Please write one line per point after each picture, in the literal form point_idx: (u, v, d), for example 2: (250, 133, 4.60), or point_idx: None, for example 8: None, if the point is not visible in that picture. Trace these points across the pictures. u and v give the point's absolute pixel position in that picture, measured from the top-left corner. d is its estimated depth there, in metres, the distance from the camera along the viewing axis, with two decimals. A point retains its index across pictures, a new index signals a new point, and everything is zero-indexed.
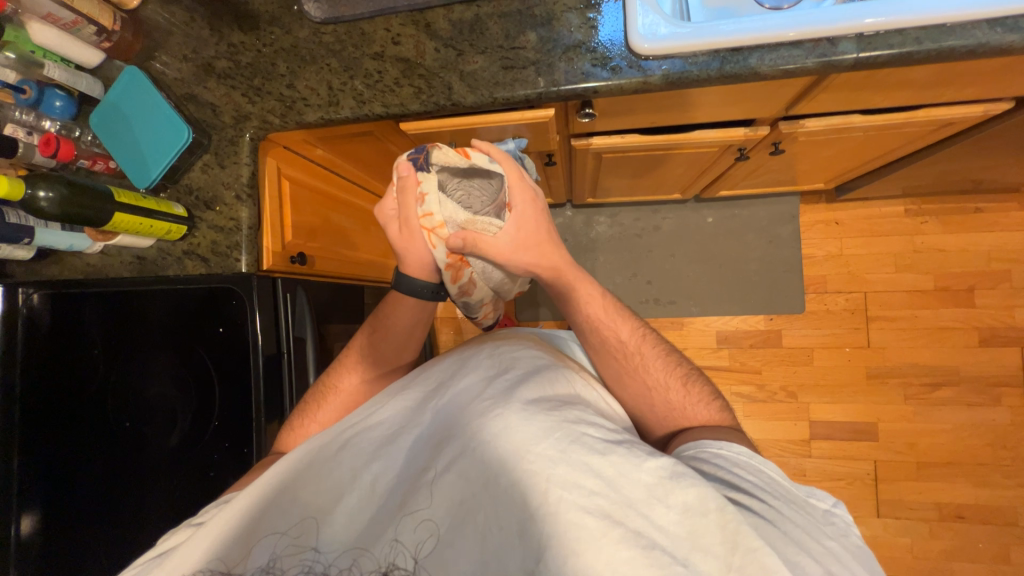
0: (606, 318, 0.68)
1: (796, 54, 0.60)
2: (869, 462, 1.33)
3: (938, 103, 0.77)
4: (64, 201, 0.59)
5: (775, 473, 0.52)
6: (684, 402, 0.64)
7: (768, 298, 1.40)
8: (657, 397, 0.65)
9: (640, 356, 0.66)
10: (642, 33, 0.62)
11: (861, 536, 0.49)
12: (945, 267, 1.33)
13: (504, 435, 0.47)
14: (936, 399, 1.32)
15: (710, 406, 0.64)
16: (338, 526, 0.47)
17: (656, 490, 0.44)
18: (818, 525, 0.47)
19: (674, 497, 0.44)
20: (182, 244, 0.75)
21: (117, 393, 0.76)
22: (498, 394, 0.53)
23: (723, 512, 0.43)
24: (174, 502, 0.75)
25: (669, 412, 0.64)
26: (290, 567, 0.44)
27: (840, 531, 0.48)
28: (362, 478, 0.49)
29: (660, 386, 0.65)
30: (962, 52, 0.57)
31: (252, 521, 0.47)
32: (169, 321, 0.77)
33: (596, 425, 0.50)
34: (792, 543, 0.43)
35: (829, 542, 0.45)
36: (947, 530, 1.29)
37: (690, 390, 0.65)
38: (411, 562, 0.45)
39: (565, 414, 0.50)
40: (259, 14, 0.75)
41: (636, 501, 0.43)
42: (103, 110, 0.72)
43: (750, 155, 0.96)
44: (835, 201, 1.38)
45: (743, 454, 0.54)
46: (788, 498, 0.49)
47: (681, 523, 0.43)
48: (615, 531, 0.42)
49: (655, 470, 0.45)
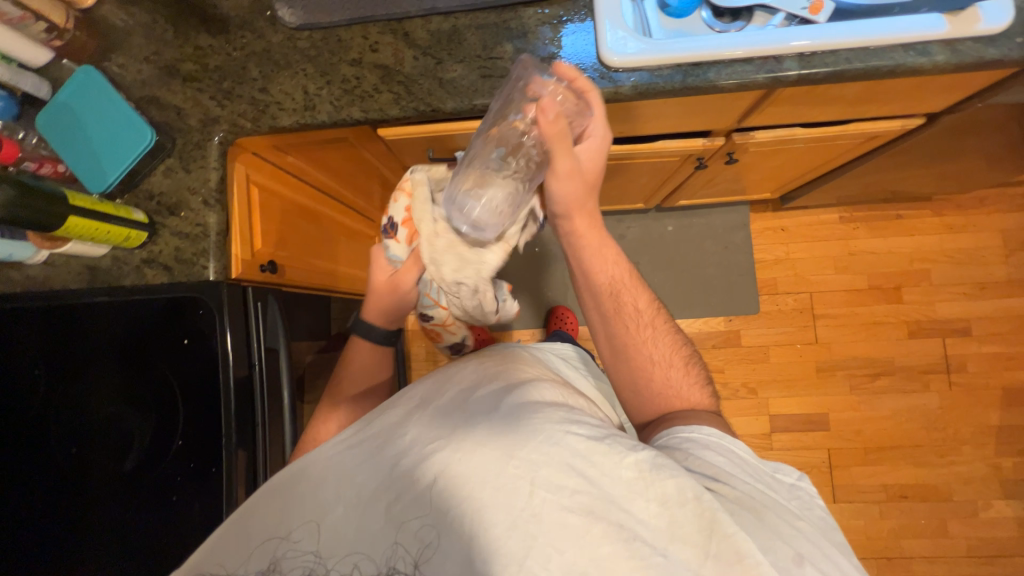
0: (626, 287, 0.69)
1: (747, 70, 0.66)
2: (823, 451, 1.42)
3: (864, 118, 0.87)
4: (13, 202, 0.54)
5: (742, 451, 0.55)
6: (682, 383, 0.67)
7: (727, 300, 1.48)
8: (659, 374, 0.67)
9: (651, 330, 0.68)
10: (611, 47, 0.66)
11: (824, 507, 0.53)
12: (876, 268, 1.48)
13: (487, 441, 0.47)
14: (876, 388, 1.44)
15: (702, 390, 0.67)
16: (333, 533, 0.46)
17: (636, 485, 0.45)
18: (788, 504, 0.50)
19: (652, 489, 0.45)
20: (140, 252, 0.71)
21: (58, 419, 0.69)
22: (483, 402, 0.52)
23: (700, 502, 0.44)
24: (129, 534, 0.68)
25: (666, 389, 0.66)
26: (291, 568, 0.45)
27: (805, 505, 0.52)
28: (348, 491, 0.48)
29: (663, 364, 0.67)
30: (884, 71, 0.66)
31: (244, 532, 0.47)
32: (123, 335, 0.71)
33: (580, 423, 0.49)
34: (768, 530, 0.46)
35: (799, 522, 0.48)
36: (894, 509, 1.39)
37: (688, 372, 0.68)
38: (412, 567, 0.44)
39: (549, 416, 0.49)
40: (228, 18, 0.74)
41: (617, 497, 0.45)
42: (52, 111, 0.67)
43: (708, 165, 1.04)
44: (780, 209, 1.50)
45: (713, 435, 0.57)
46: (757, 479, 0.52)
47: (661, 514, 0.44)
48: (596, 527, 0.43)
49: (635, 464, 0.46)
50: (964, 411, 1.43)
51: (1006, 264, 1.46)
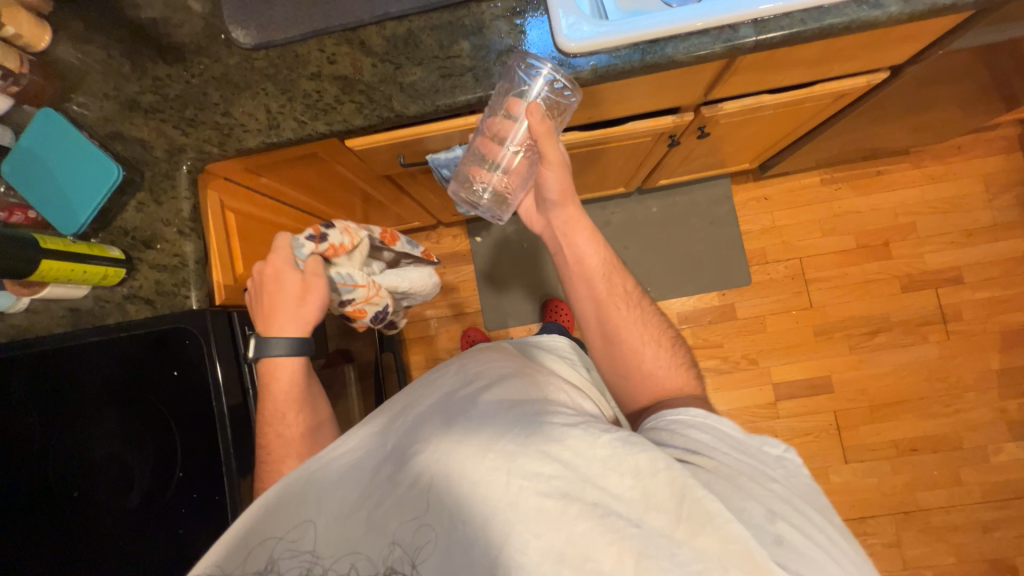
0: (614, 270, 0.71)
1: (704, 41, 0.66)
2: (830, 414, 1.42)
3: (830, 77, 0.87)
4: None
5: (730, 429, 0.55)
6: (669, 362, 0.68)
7: (718, 275, 1.49)
8: (648, 353, 0.68)
9: (639, 311, 0.70)
10: (567, 33, 0.66)
11: (810, 474, 0.53)
12: (863, 227, 1.48)
13: (465, 439, 0.47)
14: (876, 345, 1.45)
15: (687, 371, 0.68)
16: (326, 539, 0.46)
17: (610, 462, 0.45)
18: (766, 469, 0.51)
19: (626, 464, 0.45)
20: (121, 288, 0.72)
21: (55, 464, 0.69)
22: (461, 399, 0.52)
23: (671, 470, 0.45)
24: (137, 571, 0.68)
25: (656, 367, 0.67)
26: (289, 568, 0.46)
27: (790, 473, 0.52)
28: (333, 502, 0.48)
29: (651, 343, 0.68)
30: (840, 28, 0.66)
31: (231, 556, 0.45)
32: (113, 373, 0.70)
33: (557, 413, 0.50)
34: (741, 491, 0.47)
35: (773, 485, 0.49)
36: (905, 464, 1.40)
37: (675, 354, 0.69)
38: (410, 566, 0.45)
39: (526, 408, 0.50)
40: (183, 45, 0.74)
41: (592, 476, 0.45)
42: (16, 158, 0.67)
43: (681, 142, 1.04)
44: (761, 178, 1.50)
45: (699, 415, 0.56)
46: (736, 449, 0.52)
47: (635, 487, 0.44)
48: (573, 507, 0.43)
49: (609, 443, 0.46)
50: (964, 359, 1.43)
51: (990, 208, 1.46)
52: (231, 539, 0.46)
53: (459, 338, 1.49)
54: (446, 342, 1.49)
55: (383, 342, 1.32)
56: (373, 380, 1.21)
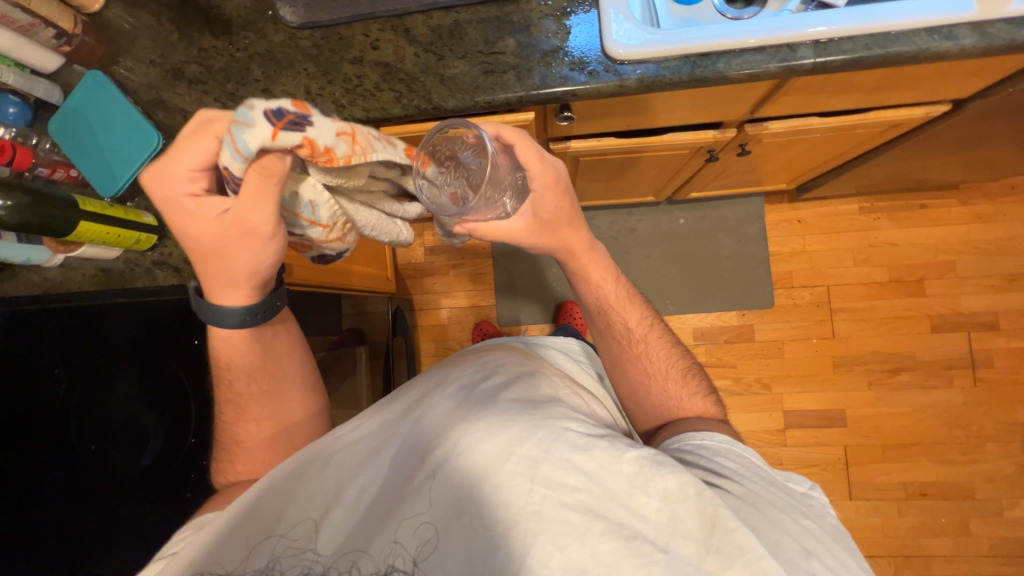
0: (614, 306, 0.67)
1: (760, 59, 0.64)
2: (839, 448, 1.39)
3: (886, 105, 0.83)
4: (28, 208, 0.56)
5: (754, 458, 0.53)
6: (681, 394, 0.65)
7: (740, 295, 1.45)
8: (656, 386, 0.66)
9: (644, 345, 0.67)
10: (616, 39, 0.64)
11: (836, 515, 0.51)
12: (898, 260, 1.43)
13: (486, 439, 0.46)
14: (896, 383, 1.40)
15: (704, 399, 0.65)
16: (338, 530, 0.47)
17: (636, 480, 0.45)
18: (797, 504, 0.49)
19: (653, 484, 0.44)
20: (151, 254, 0.74)
21: (70, 418, 0.70)
22: (482, 397, 0.51)
23: (702, 497, 0.43)
24: (144, 529, 0.71)
25: (666, 401, 0.65)
26: (289, 567, 0.45)
27: (817, 512, 0.50)
28: (349, 491, 0.48)
29: (659, 375, 0.66)
30: (906, 57, 0.62)
31: (241, 532, 0.46)
32: (136, 335, 0.73)
33: (579, 420, 0.49)
34: (771, 524, 0.45)
35: (804, 520, 0.47)
36: (912, 507, 1.36)
37: (687, 382, 0.67)
38: (410, 564, 0.45)
39: (547, 411, 0.49)
40: (230, 19, 0.74)
41: (618, 493, 0.44)
42: (63, 116, 0.68)
43: (719, 157, 1.01)
44: (797, 200, 1.46)
45: (723, 441, 0.55)
46: (767, 481, 0.51)
47: (662, 509, 0.44)
48: (598, 524, 0.43)
49: (635, 460, 0.45)
50: (989, 408, 1.38)
51: None
52: (243, 521, 0.46)
53: (470, 330, 1.50)
54: (457, 332, 1.50)
55: (396, 327, 1.33)
56: (383, 363, 1.22)
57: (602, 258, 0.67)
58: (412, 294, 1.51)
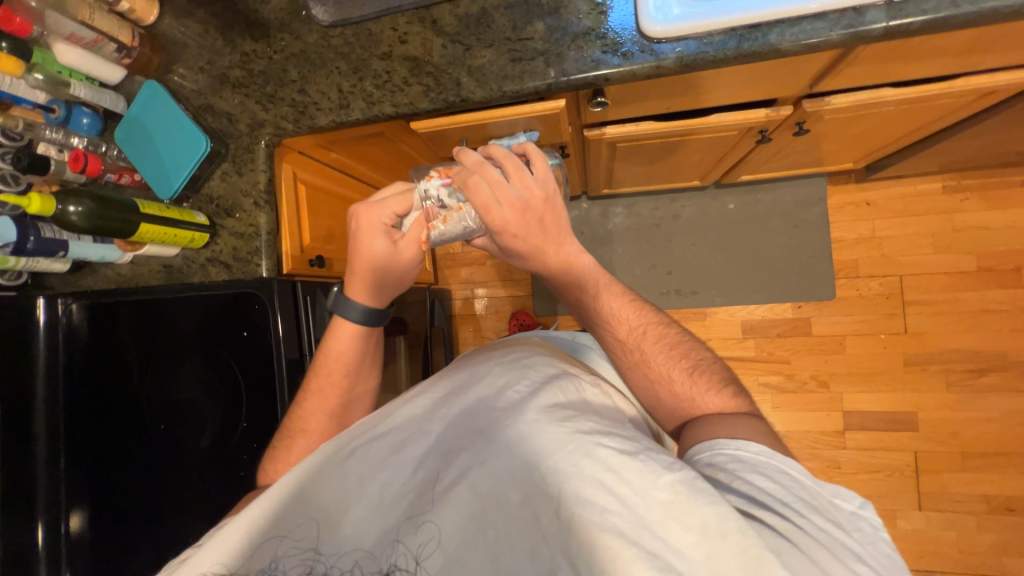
0: (603, 320, 0.62)
1: (819, 27, 0.56)
2: (909, 453, 1.27)
3: (977, 71, 0.71)
4: (93, 214, 0.62)
5: (798, 473, 0.45)
6: (692, 394, 0.59)
7: (796, 286, 1.34)
8: (663, 391, 0.60)
9: (640, 353, 0.61)
10: (653, 15, 0.59)
11: (892, 542, 0.42)
12: (990, 246, 1.26)
13: (515, 448, 0.45)
14: (981, 385, 1.25)
15: (723, 394, 0.58)
16: (351, 530, 0.45)
17: (672, 509, 0.39)
18: (849, 541, 0.41)
19: (691, 516, 0.38)
20: (205, 251, 0.78)
21: (150, 397, 0.81)
22: (512, 405, 0.49)
23: (744, 536, 0.37)
24: (211, 502, 0.79)
25: (678, 404, 0.59)
26: (291, 568, 0.43)
27: (868, 539, 0.42)
28: (372, 488, 0.46)
29: (665, 380, 0.60)
30: (1005, 13, 0.53)
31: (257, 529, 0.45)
32: (196, 326, 0.80)
33: (612, 435, 0.44)
34: (819, 572, 0.37)
35: (858, 565, 0.39)
36: (996, 523, 1.22)
37: (698, 379, 0.60)
38: (412, 563, 0.43)
39: (579, 425, 0.45)
40: (269, 21, 0.76)
41: (651, 522, 0.39)
42: (127, 126, 0.74)
43: (773, 137, 0.92)
44: (866, 180, 1.31)
45: (762, 453, 0.47)
46: (812, 509, 0.42)
47: (699, 545, 0.37)
48: (628, 552, 0.37)
49: (672, 486, 0.40)
50: None
51: None
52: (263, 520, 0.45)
53: (507, 320, 1.50)
54: (494, 323, 1.51)
55: (433, 317, 1.36)
56: (422, 353, 1.24)
57: (589, 265, 0.59)
58: (450, 285, 1.53)
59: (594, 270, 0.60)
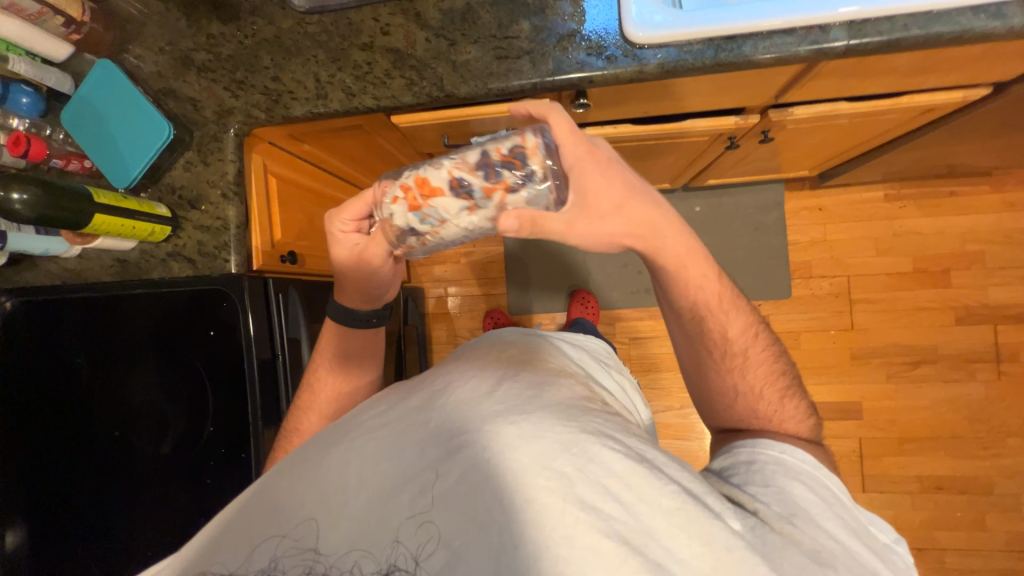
0: (712, 313, 0.63)
1: (789, 42, 0.60)
2: (854, 440, 1.37)
3: (920, 89, 0.78)
4: (40, 202, 0.56)
5: (835, 490, 0.52)
6: (774, 413, 0.62)
7: (755, 286, 1.42)
8: (745, 403, 0.63)
9: (741, 359, 0.64)
10: (636, 21, 0.61)
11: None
12: (924, 250, 1.38)
13: (516, 447, 0.43)
14: (916, 376, 1.37)
15: (799, 419, 0.63)
16: (345, 528, 0.42)
17: (676, 519, 0.41)
18: (875, 561, 0.46)
19: (694, 526, 0.41)
20: (165, 245, 0.73)
21: (100, 402, 0.74)
22: (514, 400, 0.48)
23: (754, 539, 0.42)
24: (170, 512, 0.75)
25: (753, 417, 0.63)
26: (290, 568, 0.41)
27: (893, 566, 0.48)
28: (367, 482, 0.44)
29: (753, 392, 0.63)
30: (949, 38, 0.58)
31: (257, 524, 0.43)
32: (153, 325, 0.75)
33: (616, 438, 0.46)
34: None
35: None
36: (927, 501, 1.35)
37: (784, 401, 0.63)
38: (412, 562, 0.41)
39: (584, 425, 0.46)
40: (238, 3, 0.72)
41: (654, 530, 0.41)
42: (76, 108, 0.68)
43: (741, 143, 0.97)
44: (819, 187, 1.41)
45: (807, 462, 0.54)
46: (842, 524, 0.48)
47: (703, 555, 0.40)
48: (633, 559, 0.39)
49: (676, 496, 0.42)
50: (1013, 402, 1.34)
51: None
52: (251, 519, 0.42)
53: (481, 318, 1.50)
54: (468, 321, 1.50)
55: (407, 315, 1.33)
56: (396, 351, 1.22)
57: (696, 268, 0.61)
58: (423, 283, 1.51)
59: (702, 270, 0.62)
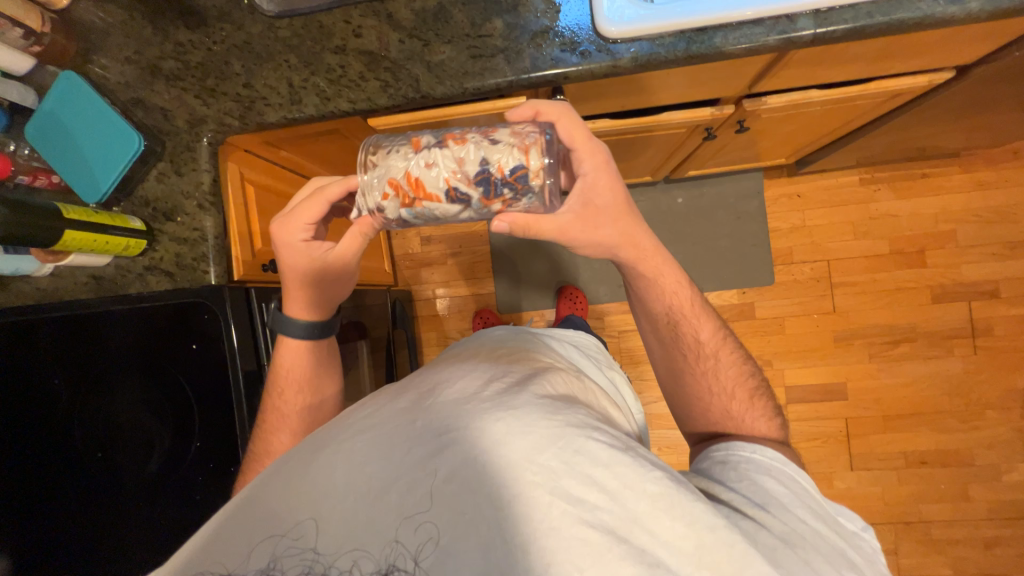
0: (687, 317, 0.67)
1: (757, 32, 0.61)
2: (840, 421, 1.41)
3: (887, 75, 0.80)
4: (7, 221, 0.54)
5: (807, 483, 0.52)
6: (744, 413, 0.64)
7: (739, 274, 1.44)
8: (716, 403, 0.65)
9: (713, 361, 0.66)
10: (608, 16, 0.62)
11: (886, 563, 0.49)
12: (899, 231, 1.41)
13: (503, 444, 0.43)
14: (897, 355, 1.41)
15: (769, 421, 0.64)
16: (337, 529, 0.42)
17: (661, 503, 0.42)
18: (848, 550, 0.47)
19: (678, 509, 0.42)
20: (142, 259, 0.71)
21: (82, 422, 0.73)
22: (500, 397, 0.48)
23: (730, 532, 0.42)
24: (159, 530, 0.73)
25: (725, 418, 0.64)
26: (290, 567, 0.41)
27: (867, 555, 0.48)
28: (357, 485, 0.43)
29: (724, 393, 0.65)
30: (911, 24, 0.60)
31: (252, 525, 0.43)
32: (133, 341, 0.73)
33: (600, 430, 0.46)
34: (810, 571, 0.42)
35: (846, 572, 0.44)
36: (912, 476, 1.39)
37: (755, 403, 0.65)
38: (411, 562, 0.41)
39: (569, 418, 0.46)
40: (204, 9, 0.70)
41: (640, 516, 0.41)
42: (38, 121, 0.66)
43: (717, 134, 0.98)
44: (796, 174, 1.44)
45: (776, 459, 0.55)
46: (814, 514, 0.49)
47: (687, 536, 0.41)
48: (619, 548, 0.40)
49: (660, 481, 0.43)
50: (989, 376, 1.39)
51: None
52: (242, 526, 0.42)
53: (471, 318, 1.49)
54: (458, 322, 1.50)
55: (395, 318, 1.33)
56: (386, 356, 1.21)
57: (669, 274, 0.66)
58: (411, 286, 1.50)
59: (673, 275, 0.66)
